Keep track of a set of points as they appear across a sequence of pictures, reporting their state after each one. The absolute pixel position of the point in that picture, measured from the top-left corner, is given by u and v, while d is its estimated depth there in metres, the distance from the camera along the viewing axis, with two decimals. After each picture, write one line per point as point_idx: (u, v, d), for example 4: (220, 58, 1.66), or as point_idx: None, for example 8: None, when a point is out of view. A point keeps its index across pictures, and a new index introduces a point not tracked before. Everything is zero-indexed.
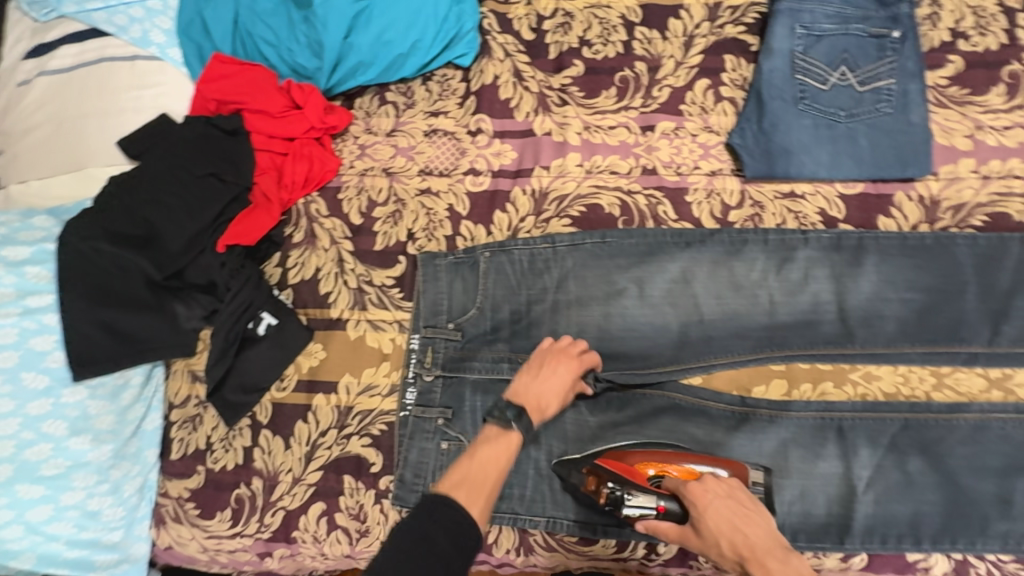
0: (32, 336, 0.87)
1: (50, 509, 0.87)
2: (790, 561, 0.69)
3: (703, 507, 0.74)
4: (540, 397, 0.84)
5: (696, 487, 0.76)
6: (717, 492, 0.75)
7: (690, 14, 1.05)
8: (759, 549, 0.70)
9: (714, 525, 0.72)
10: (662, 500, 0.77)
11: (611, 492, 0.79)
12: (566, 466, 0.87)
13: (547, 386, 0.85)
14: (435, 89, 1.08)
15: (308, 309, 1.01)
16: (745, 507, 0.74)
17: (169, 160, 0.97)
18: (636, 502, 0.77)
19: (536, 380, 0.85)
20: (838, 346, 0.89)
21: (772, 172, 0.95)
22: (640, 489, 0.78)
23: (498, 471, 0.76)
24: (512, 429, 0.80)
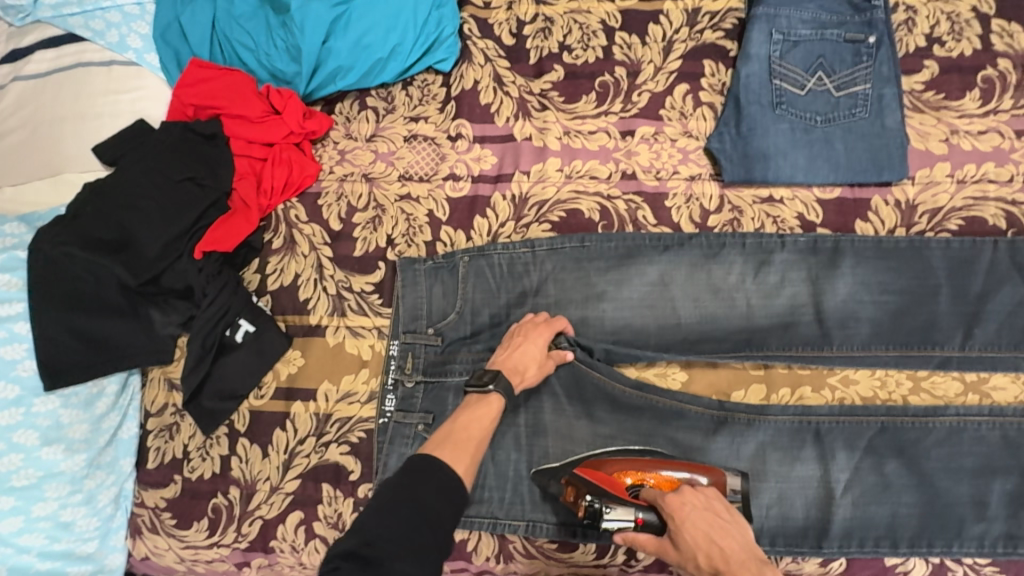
0: (2, 345, 0.86)
1: (20, 520, 0.85)
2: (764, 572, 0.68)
3: (680, 520, 0.73)
4: (518, 364, 0.85)
5: (674, 498, 0.75)
6: (694, 504, 0.74)
7: (669, 19, 1.05)
8: (735, 561, 0.70)
9: (691, 538, 0.71)
10: (640, 513, 0.76)
11: (589, 505, 0.77)
12: (544, 475, 0.87)
13: (524, 353, 0.86)
14: (415, 94, 1.08)
15: (287, 315, 1.01)
16: (722, 518, 0.74)
17: (145, 165, 0.96)
18: (614, 515, 0.76)
19: (514, 351, 0.86)
20: (816, 350, 0.90)
21: (751, 177, 0.95)
22: (617, 501, 0.77)
23: (481, 431, 0.77)
24: (493, 391, 0.81)
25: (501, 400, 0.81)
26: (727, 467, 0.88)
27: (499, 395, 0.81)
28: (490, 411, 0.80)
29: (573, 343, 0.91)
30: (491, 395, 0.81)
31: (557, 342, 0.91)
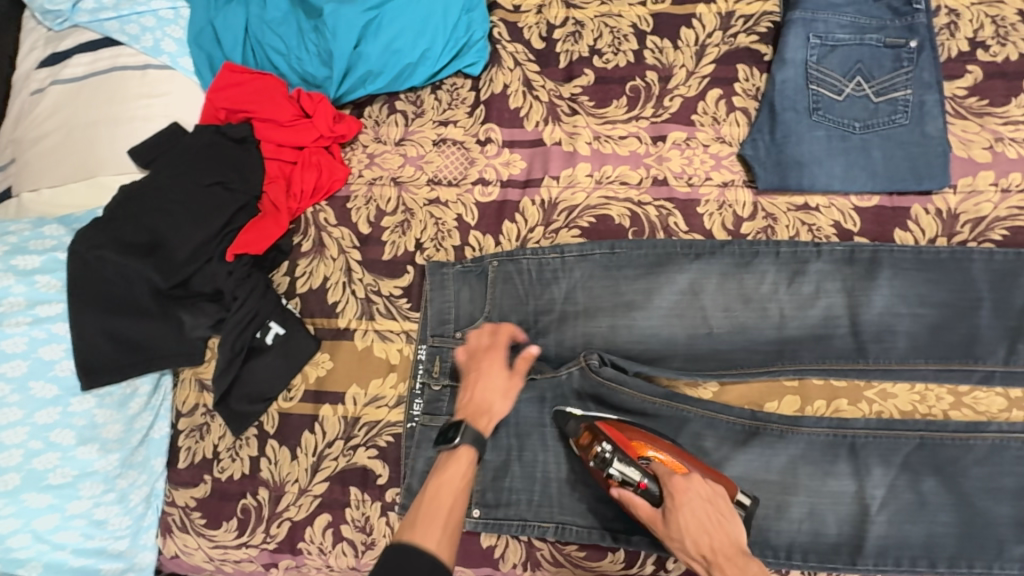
0: (41, 345, 0.86)
1: (56, 518, 0.86)
2: (749, 568, 0.69)
3: (679, 502, 0.73)
4: (489, 403, 0.84)
5: (679, 480, 0.74)
6: (699, 492, 0.74)
7: (702, 23, 1.04)
8: (720, 552, 0.70)
9: (683, 522, 0.72)
10: (646, 477, 0.76)
11: (601, 451, 0.79)
12: (564, 416, 0.88)
13: (485, 387, 0.85)
14: (444, 98, 1.08)
15: (315, 319, 1.01)
16: (721, 513, 0.73)
17: (179, 169, 0.97)
18: (618, 470, 0.77)
19: (475, 389, 0.85)
20: (852, 362, 0.87)
21: (785, 185, 0.94)
22: (627, 457, 0.78)
23: (456, 491, 0.76)
24: (461, 445, 0.79)
25: (472, 451, 0.80)
26: (761, 480, 0.86)
27: (468, 447, 0.79)
28: (464, 465, 0.78)
29: (605, 361, 0.90)
30: (460, 448, 0.79)
31: (587, 356, 0.89)
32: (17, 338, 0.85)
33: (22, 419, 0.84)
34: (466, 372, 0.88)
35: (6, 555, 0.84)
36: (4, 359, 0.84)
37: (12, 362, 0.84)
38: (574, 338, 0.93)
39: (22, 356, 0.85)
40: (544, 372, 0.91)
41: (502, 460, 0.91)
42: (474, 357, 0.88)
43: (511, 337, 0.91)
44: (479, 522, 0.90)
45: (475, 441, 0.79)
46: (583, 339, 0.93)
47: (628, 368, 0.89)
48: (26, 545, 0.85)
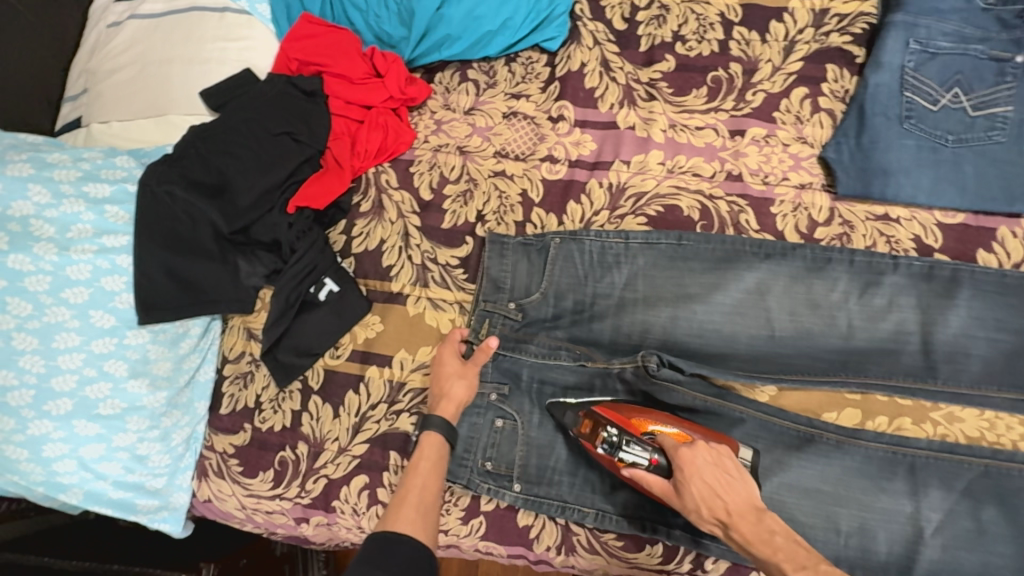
0: (104, 275, 0.86)
1: (102, 448, 0.87)
2: (765, 520, 0.69)
3: (689, 474, 0.72)
4: (445, 389, 0.88)
5: (686, 452, 0.73)
6: (706, 459, 0.73)
7: (794, 18, 1.01)
8: (735, 512, 0.69)
9: (697, 492, 0.71)
10: (655, 454, 0.76)
11: (608, 436, 0.79)
12: (560, 407, 0.89)
13: (445, 377, 0.89)
14: (518, 71, 1.06)
15: (369, 280, 1.00)
16: (730, 473, 0.73)
17: (248, 115, 0.96)
18: (629, 451, 0.77)
19: (437, 381, 0.89)
20: (919, 381, 0.85)
21: (867, 193, 0.91)
22: (634, 438, 0.78)
23: (426, 474, 0.80)
24: (427, 431, 0.84)
25: (437, 435, 0.84)
26: (814, 492, 0.83)
27: (433, 433, 0.84)
28: (430, 450, 0.83)
29: (663, 363, 0.86)
30: (425, 437, 0.84)
31: (647, 357, 0.86)
32: (82, 265, 0.84)
33: (80, 345, 0.84)
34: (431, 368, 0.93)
35: (52, 478, 0.85)
36: (68, 284, 0.84)
37: (76, 288, 0.84)
38: (632, 326, 0.91)
39: (85, 284, 0.85)
40: (596, 361, 0.91)
41: (544, 440, 0.91)
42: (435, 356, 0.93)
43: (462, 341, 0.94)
44: (520, 497, 0.89)
45: (439, 426, 0.84)
46: (641, 328, 0.91)
47: (687, 371, 0.86)
48: (71, 471, 0.86)
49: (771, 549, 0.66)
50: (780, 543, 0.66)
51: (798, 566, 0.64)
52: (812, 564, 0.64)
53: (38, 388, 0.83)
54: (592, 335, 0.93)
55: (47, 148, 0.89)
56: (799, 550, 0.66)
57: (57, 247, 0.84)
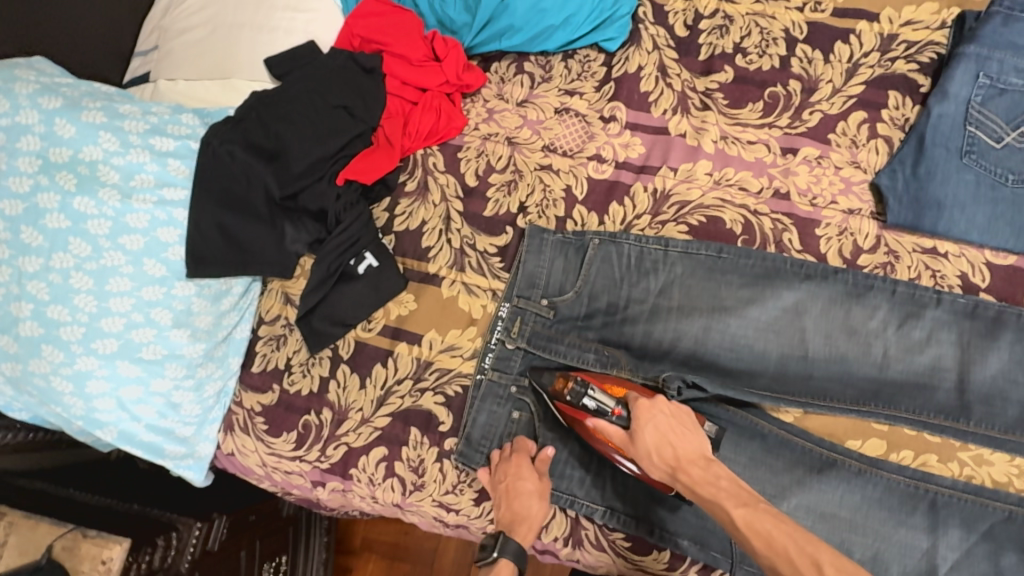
0: (160, 226, 0.89)
1: (140, 390, 0.90)
2: (711, 468, 0.74)
3: (645, 421, 0.78)
4: (522, 510, 0.84)
5: (644, 404, 0.80)
6: (663, 411, 0.79)
7: (860, 41, 0.99)
8: (686, 459, 0.75)
9: (651, 438, 0.77)
10: (618, 404, 0.81)
11: (577, 386, 0.84)
12: (538, 370, 0.91)
13: (519, 496, 0.84)
14: (574, 68, 1.07)
15: (406, 258, 1.02)
16: (686, 425, 0.79)
17: (309, 86, 0.99)
18: (593, 396, 0.82)
19: (511, 499, 0.84)
20: (950, 419, 0.84)
21: (918, 225, 0.90)
22: (600, 389, 0.83)
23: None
24: (501, 558, 0.79)
25: (512, 564, 0.79)
26: (829, 516, 0.83)
27: (508, 561, 0.79)
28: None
29: (685, 385, 0.86)
30: (499, 563, 0.79)
31: (665, 381, 0.86)
32: (141, 215, 0.88)
33: (130, 290, 0.88)
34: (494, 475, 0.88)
35: (91, 414, 0.89)
36: (126, 231, 0.87)
37: (132, 236, 0.87)
38: (662, 333, 0.91)
39: (141, 233, 0.88)
40: (622, 368, 0.90)
41: (562, 434, 0.92)
42: (502, 466, 0.88)
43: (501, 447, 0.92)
44: None
45: (517, 554, 0.79)
46: (672, 336, 0.91)
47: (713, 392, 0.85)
48: (109, 409, 0.89)
49: (716, 490, 0.71)
50: (724, 485, 0.71)
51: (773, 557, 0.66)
52: (753, 502, 0.69)
53: (87, 326, 0.87)
54: (622, 337, 0.93)
55: (119, 99, 0.93)
56: (742, 489, 0.71)
57: (120, 194, 0.87)
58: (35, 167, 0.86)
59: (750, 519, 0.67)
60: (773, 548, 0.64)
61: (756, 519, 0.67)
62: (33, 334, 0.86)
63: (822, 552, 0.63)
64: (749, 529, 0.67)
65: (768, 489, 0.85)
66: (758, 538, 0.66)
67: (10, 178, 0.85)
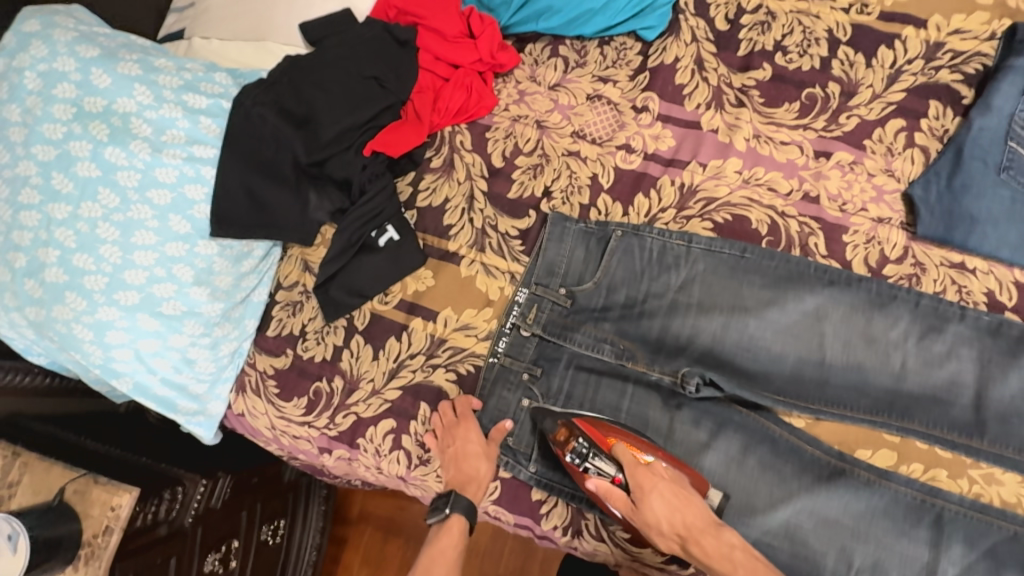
0: (187, 182, 0.89)
1: (158, 344, 0.91)
2: (722, 535, 0.76)
3: (648, 490, 0.78)
4: (471, 469, 0.88)
5: (644, 473, 0.80)
6: (663, 477, 0.80)
7: (905, 46, 0.97)
8: (694, 528, 0.76)
9: (657, 508, 0.77)
10: (619, 470, 0.82)
11: (578, 446, 0.84)
12: (542, 412, 0.91)
13: (467, 459, 0.88)
14: (610, 55, 1.06)
15: (427, 235, 1.02)
16: (688, 489, 0.79)
17: (342, 54, 0.99)
18: (595, 463, 0.83)
19: (458, 462, 0.88)
20: (964, 436, 0.83)
21: (947, 238, 0.89)
22: (601, 453, 0.83)
23: (450, 563, 0.84)
24: (452, 514, 0.86)
25: (463, 518, 0.86)
26: (832, 523, 0.82)
27: (459, 516, 0.86)
28: (457, 531, 0.86)
29: (703, 381, 0.86)
30: (451, 518, 0.86)
31: (685, 372, 0.87)
32: (170, 169, 0.88)
33: (154, 245, 0.88)
34: (443, 442, 0.90)
35: (108, 363, 0.90)
36: (155, 185, 0.88)
37: (161, 190, 0.88)
38: (679, 328, 0.91)
39: (169, 188, 0.88)
40: (637, 362, 0.91)
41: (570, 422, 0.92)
42: (450, 429, 0.90)
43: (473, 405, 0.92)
44: (534, 476, 0.91)
45: (466, 510, 0.86)
46: (689, 331, 0.90)
47: (727, 391, 0.86)
48: (127, 360, 0.90)
49: (732, 565, 0.74)
50: (739, 558, 0.74)
51: None
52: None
53: (111, 277, 0.87)
54: (637, 329, 0.93)
55: (154, 53, 0.93)
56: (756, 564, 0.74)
57: (150, 147, 0.87)
58: (70, 115, 0.86)
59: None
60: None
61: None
62: (58, 280, 0.86)
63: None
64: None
65: (772, 492, 0.84)
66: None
67: (44, 124, 0.86)
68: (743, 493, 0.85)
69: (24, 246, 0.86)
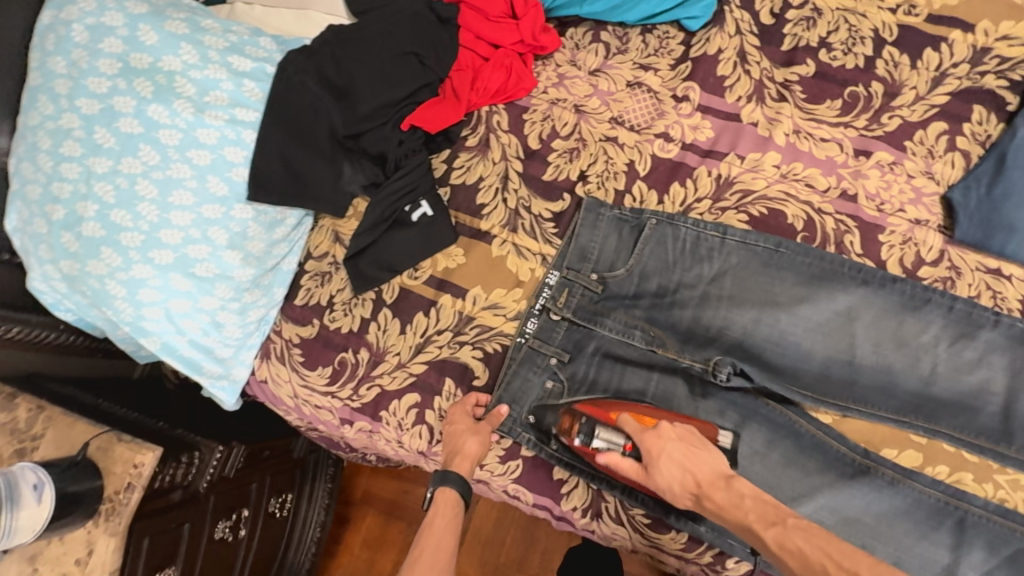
0: (228, 145, 0.89)
1: (188, 305, 0.91)
2: (733, 485, 0.73)
3: (656, 454, 0.76)
4: (458, 445, 0.86)
5: (652, 437, 0.77)
6: (671, 437, 0.77)
7: (951, 50, 0.96)
8: (705, 483, 0.74)
9: (668, 470, 0.75)
10: (628, 439, 0.79)
11: (583, 426, 0.82)
12: (543, 408, 0.90)
13: (459, 435, 0.88)
14: (652, 43, 1.05)
15: (459, 213, 1.01)
16: (695, 445, 0.77)
17: (385, 27, 0.98)
18: (602, 437, 0.80)
19: (450, 439, 0.88)
20: (992, 442, 0.83)
21: (985, 243, 0.89)
22: (605, 426, 0.81)
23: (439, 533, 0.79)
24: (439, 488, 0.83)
25: (449, 489, 0.83)
26: (853, 520, 0.82)
27: (444, 489, 0.82)
28: (447, 506, 0.81)
29: (734, 372, 0.87)
30: (438, 496, 0.83)
31: (718, 362, 0.87)
32: (212, 131, 0.88)
33: (191, 206, 0.88)
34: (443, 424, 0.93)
35: (138, 322, 0.90)
36: (195, 145, 0.88)
37: (201, 151, 0.88)
38: (710, 319, 0.91)
39: (210, 149, 0.88)
40: (667, 350, 0.91)
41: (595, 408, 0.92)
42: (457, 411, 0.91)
43: (477, 404, 0.93)
44: (555, 455, 0.91)
45: (455, 482, 0.82)
46: (720, 322, 0.90)
47: (757, 383, 0.86)
48: (157, 319, 0.90)
49: (742, 512, 0.70)
50: (749, 504, 0.71)
51: (767, 522, 0.69)
52: (782, 520, 0.69)
53: (147, 235, 0.87)
54: (668, 317, 0.93)
55: (201, 14, 0.93)
56: (768, 507, 0.70)
57: (193, 107, 0.87)
58: (115, 70, 0.86)
59: (781, 538, 0.67)
60: (810, 567, 0.64)
61: (787, 538, 0.67)
62: (95, 235, 0.86)
63: (861, 567, 0.63)
64: (782, 549, 0.67)
65: (795, 487, 0.84)
66: (793, 559, 0.65)
67: (90, 78, 0.86)
68: (766, 486, 0.85)
69: (63, 198, 0.86)
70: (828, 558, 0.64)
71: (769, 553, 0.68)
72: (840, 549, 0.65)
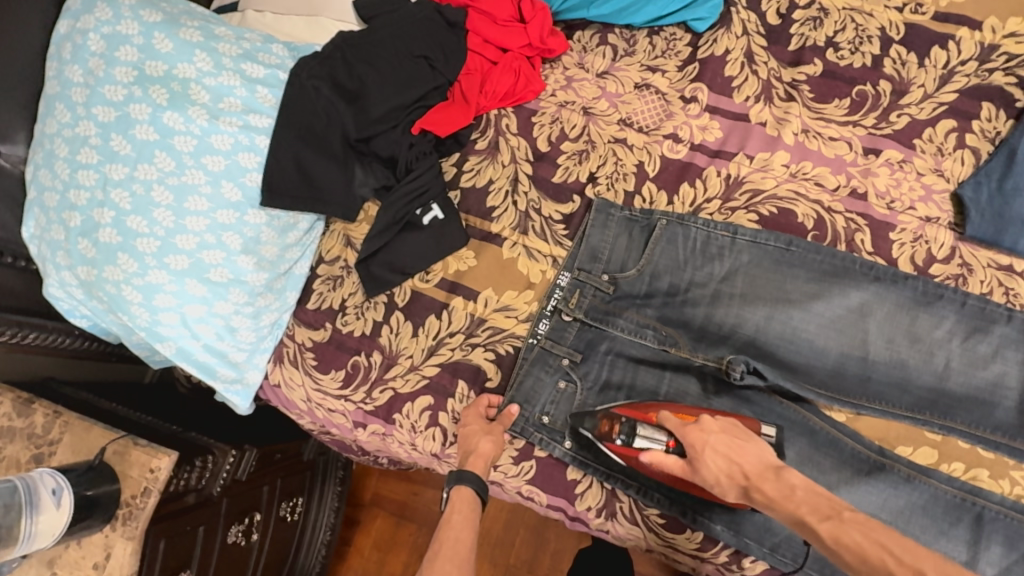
0: (242, 151, 0.90)
1: (203, 310, 0.91)
2: (783, 476, 0.72)
3: (701, 448, 0.74)
4: (474, 444, 0.87)
5: (694, 430, 0.76)
6: (714, 430, 0.76)
7: (958, 48, 0.97)
8: (754, 474, 0.73)
9: (715, 464, 0.73)
10: (671, 435, 0.78)
11: (622, 427, 0.80)
12: (580, 415, 0.87)
13: (473, 436, 0.88)
14: (659, 45, 1.06)
15: (470, 216, 1.02)
16: (740, 437, 0.76)
17: (395, 32, 0.99)
18: (644, 434, 0.78)
19: (464, 441, 0.88)
20: (1008, 438, 0.83)
21: (997, 240, 0.89)
22: (645, 424, 0.80)
23: (459, 530, 0.78)
24: (457, 487, 0.83)
25: (465, 487, 0.83)
26: (870, 517, 0.82)
27: (458, 489, 0.83)
28: (463, 504, 0.82)
29: (749, 370, 0.87)
30: (453, 496, 0.83)
31: (732, 360, 0.87)
32: (226, 137, 0.89)
33: (206, 211, 0.89)
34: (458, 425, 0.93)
35: (154, 327, 0.90)
36: (209, 151, 0.89)
37: (215, 157, 0.89)
38: (723, 318, 0.91)
39: (223, 155, 0.89)
40: (679, 349, 0.92)
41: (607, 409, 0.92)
42: (471, 413, 0.92)
43: (489, 405, 0.93)
44: (568, 454, 0.91)
45: (471, 480, 0.83)
46: (733, 321, 0.90)
47: (770, 381, 0.86)
48: (172, 324, 0.91)
49: (794, 504, 0.69)
50: (801, 497, 0.69)
51: (822, 516, 0.67)
52: (837, 512, 0.67)
53: (163, 241, 0.88)
54: (680, 317, 0.93)
55: (214, 21, 0.94)
56: (821, 499, 0.69)
57: (208, 114, 0.88)
58: (131, 78, 0.88)
59: (836, 532, 0.66)
60: (869, 563, 0.62)
61: (844, 532, 0.65)
62: (112, 241, 0.87)
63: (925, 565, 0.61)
64: (838, 544, 0.65)
65: (811, 485, 0.84)
66: (849, 552, 0.64)
67: (106, 86, 0.87)
68: None
69: (80, 205, 0.88)
70: (888, 554, 0.62)
71: (822, 547, 0.66)
72: (900, 546, 0.63)
